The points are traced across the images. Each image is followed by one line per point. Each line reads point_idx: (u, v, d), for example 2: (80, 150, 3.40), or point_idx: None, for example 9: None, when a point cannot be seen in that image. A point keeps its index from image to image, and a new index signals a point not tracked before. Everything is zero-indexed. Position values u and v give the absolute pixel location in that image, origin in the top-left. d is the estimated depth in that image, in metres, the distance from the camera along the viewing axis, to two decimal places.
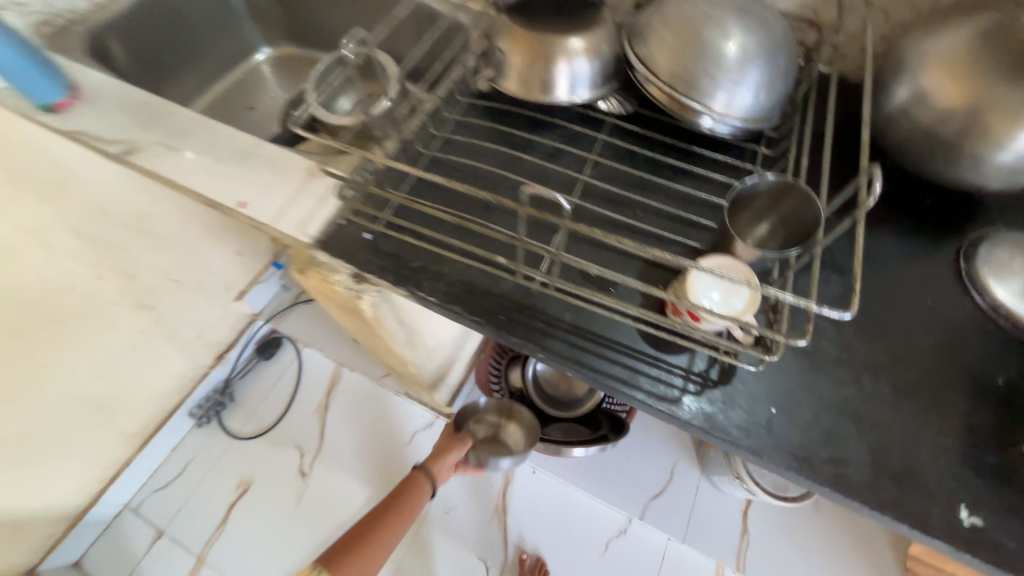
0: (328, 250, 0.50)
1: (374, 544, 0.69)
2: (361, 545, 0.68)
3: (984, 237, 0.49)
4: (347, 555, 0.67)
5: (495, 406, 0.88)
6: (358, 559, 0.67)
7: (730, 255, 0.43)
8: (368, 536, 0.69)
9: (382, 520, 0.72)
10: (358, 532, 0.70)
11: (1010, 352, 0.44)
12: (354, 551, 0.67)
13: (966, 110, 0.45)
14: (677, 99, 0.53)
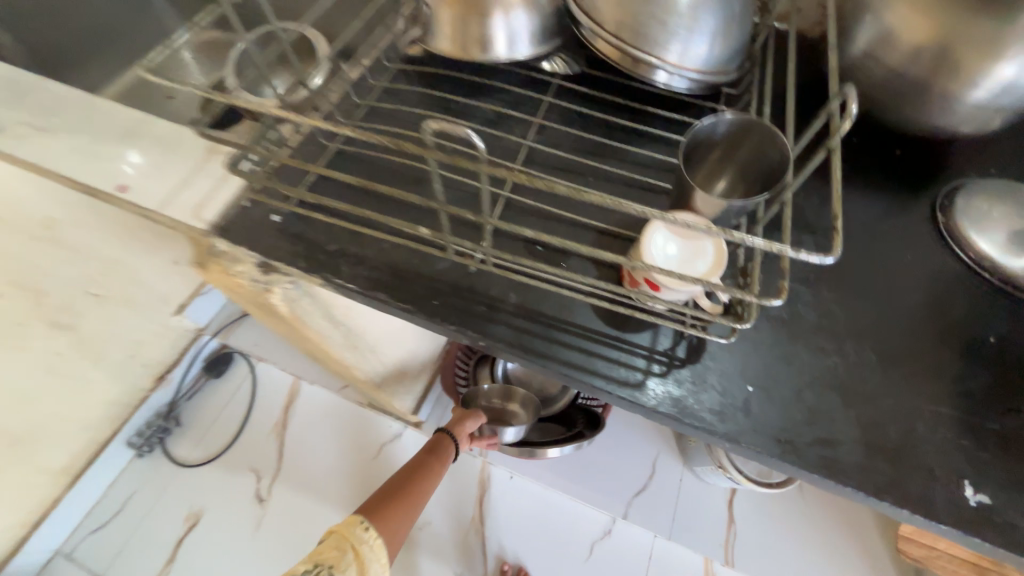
0: (229, 237, 0.42)
1: (413, 497, 0.63)
2: (402, 500, 0.61)
3: (959, 187, 0.46)
4: (388, 508, 0.60)
5: (499, 387, 0.84)
6: (401, 513, 0.60)
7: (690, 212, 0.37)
8: (411, 489, 0.63)
9: (416, 476, 0.65)
10: (393, 487, 0.62)
11: (999, 307, 0.40)
12: (393, 504, 0.60)
13: (936, 47, 0.41)
14: (628, 53, 0.48)
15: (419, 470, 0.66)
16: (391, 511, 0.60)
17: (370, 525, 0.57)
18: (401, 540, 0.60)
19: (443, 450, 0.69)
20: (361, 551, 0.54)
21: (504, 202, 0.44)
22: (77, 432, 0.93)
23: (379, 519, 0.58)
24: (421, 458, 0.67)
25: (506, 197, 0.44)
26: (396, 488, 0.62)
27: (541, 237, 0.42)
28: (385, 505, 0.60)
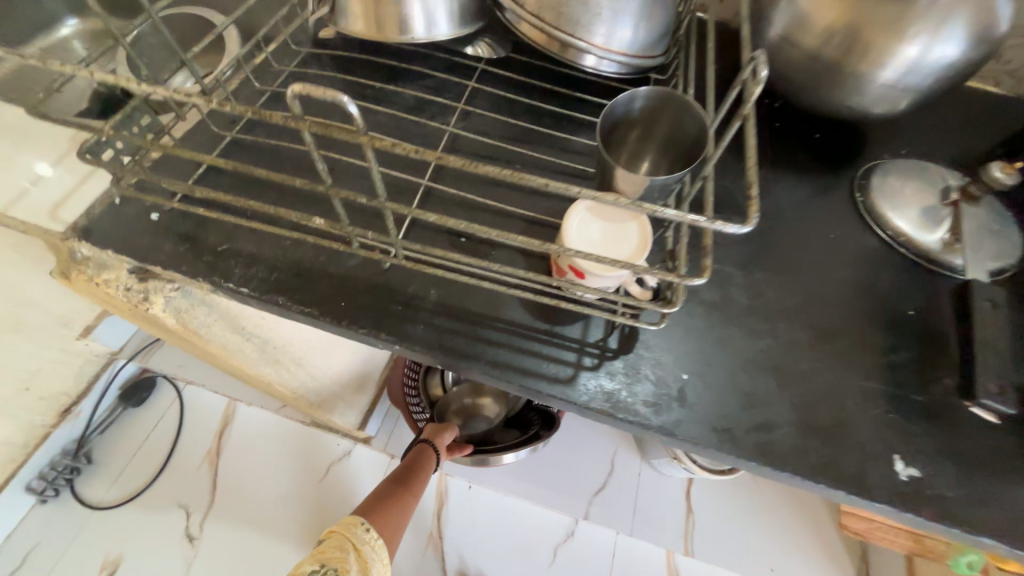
0: (96, 240, 0.36)
1: (406, 502, 0.60)
2: (395, 506, 0.59)
3: (876, 165, 0.47)
4: (382, 513, 0.58)
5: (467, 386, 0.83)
6: (395, 518, 0.58)
7: (612, 191, 0.35)
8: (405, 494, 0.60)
9: (408, 482, 0.62)
10: (385, 492, 0.60)
11: (919, 279, 0.41)
12: (387, 508, 0.59)
13: (845, 28, 0.42)
14: (554, 34, 0.45)
15: (409, 476, 0.62)
16: (386, 515, 0.58)
17: (366, 530, 0.55)
18: (397, 542, 0.58)
19: (431, 453, 0.66)
20: (363, 550, 0.53)
21: (423, 192, 0.41)
22: None
23: (375, 524, 0.56)
24: (409, 463, 0.64)
25: (425, 186, 0.40)
26: (389, 493, 0.60)
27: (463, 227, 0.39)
28: (379, 511, 0.58)
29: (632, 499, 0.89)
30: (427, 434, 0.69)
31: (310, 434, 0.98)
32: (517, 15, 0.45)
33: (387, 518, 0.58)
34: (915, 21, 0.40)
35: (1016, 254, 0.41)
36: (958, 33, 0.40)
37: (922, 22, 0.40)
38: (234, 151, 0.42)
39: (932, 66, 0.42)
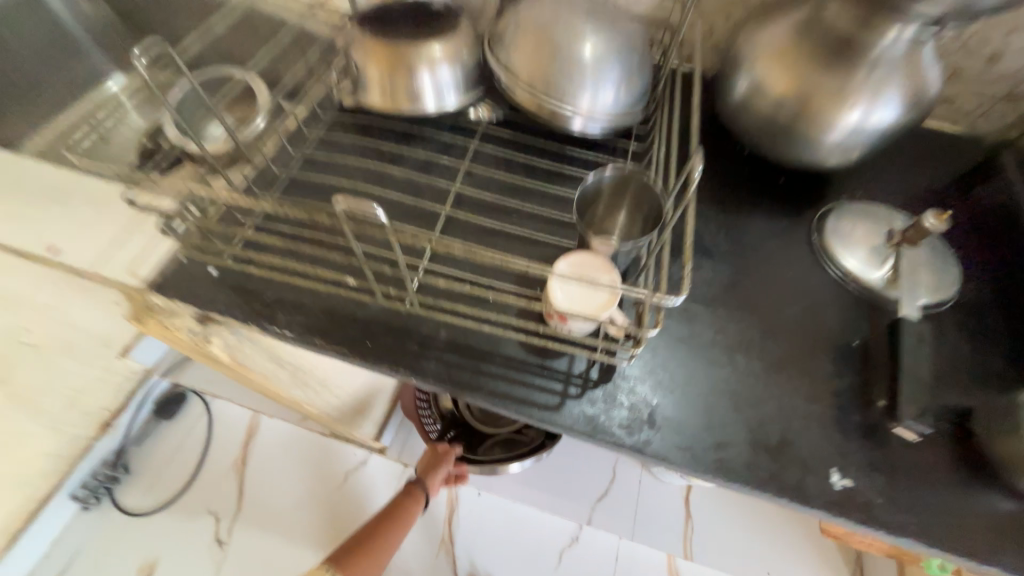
0: (166, 291, 0.44)
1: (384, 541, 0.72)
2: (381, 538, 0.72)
3: (832, 210, 0.53)
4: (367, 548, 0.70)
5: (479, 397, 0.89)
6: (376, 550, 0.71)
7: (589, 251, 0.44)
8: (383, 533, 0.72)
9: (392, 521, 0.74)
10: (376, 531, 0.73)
11: (863, 313, 0.47)
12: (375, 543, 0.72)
13: (796, 95, 0.48)
14: (546, 100, 0.53)
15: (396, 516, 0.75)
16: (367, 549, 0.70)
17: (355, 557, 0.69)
18: None
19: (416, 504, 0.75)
20: None
21: (434, 245, 0.48)
22: None
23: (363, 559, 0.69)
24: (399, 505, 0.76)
25: (435, 240, 0.48)
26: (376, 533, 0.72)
27: (468, 275, 0.46)
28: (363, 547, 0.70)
29: (636, 506, 0.93)
30: (421, 473, 0.78)
31: (330, 445, 1.05)
32: (511, 87, 0.52)
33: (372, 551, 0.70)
34: (850, 94, 0.47)
35: (950, 292, 0.48)
36: (892, 100, 0.47)
37: (856, 94, 0.47)
38: (275, 211, 0.50)
39: (874, 128, 0.48)
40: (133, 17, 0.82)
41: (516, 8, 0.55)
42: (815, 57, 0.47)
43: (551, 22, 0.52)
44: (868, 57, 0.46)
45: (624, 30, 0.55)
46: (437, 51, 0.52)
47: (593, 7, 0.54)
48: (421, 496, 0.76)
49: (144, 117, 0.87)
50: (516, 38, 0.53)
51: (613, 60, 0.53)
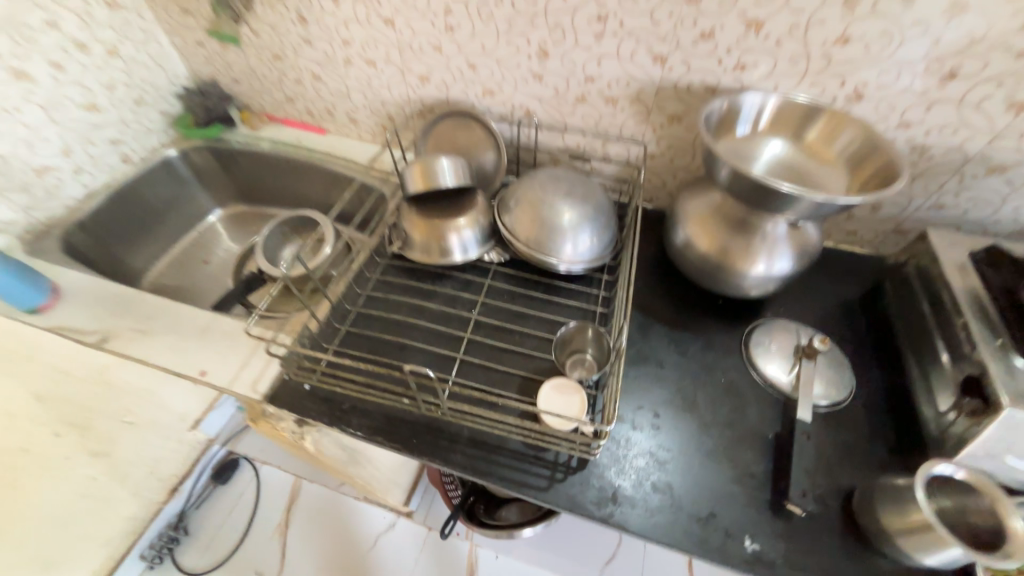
0: (275, 402, 0.64)
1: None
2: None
3: (755, 326, 0.72)
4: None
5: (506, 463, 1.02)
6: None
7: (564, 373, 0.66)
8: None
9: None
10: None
11: (777, 412, 0.64)
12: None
13: (716, 249, 0.69)
14: (540, 252, 0.75)
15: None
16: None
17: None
18: None
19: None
20: None
21: (459, 362, 0.68)
22: (99, 551, 1.02)
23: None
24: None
25: (460, 359, 0.68)
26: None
27: (482, 386, 0.65)
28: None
29: (638, 569, 1.05)
30: None
31: (363, 510, 1.20)
32: (514, 245, 0.75)
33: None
34: (752, 253, 0.67)
35: (845, 395, 0.64)
36: (785, 255, 0.67)
37: (756, 254, 0.67)
38: (347, 338, 0.71)
39: (778, 274, 0.68)
40: (234, 169, 1.09)
41: (517, 187, 0.78)
42: (724, 227, 0.69)
43: (541, 199, 0.75)
44: (761, 229, 0.66)
45: (595, 199, 0.76)
46: (462, 223, 0.76)
47: (571, 185, 0.77)
48: None
49: (235, 240, 1.13)
50: (516, 210, 0.76)
51: (587, 222, 0.75)
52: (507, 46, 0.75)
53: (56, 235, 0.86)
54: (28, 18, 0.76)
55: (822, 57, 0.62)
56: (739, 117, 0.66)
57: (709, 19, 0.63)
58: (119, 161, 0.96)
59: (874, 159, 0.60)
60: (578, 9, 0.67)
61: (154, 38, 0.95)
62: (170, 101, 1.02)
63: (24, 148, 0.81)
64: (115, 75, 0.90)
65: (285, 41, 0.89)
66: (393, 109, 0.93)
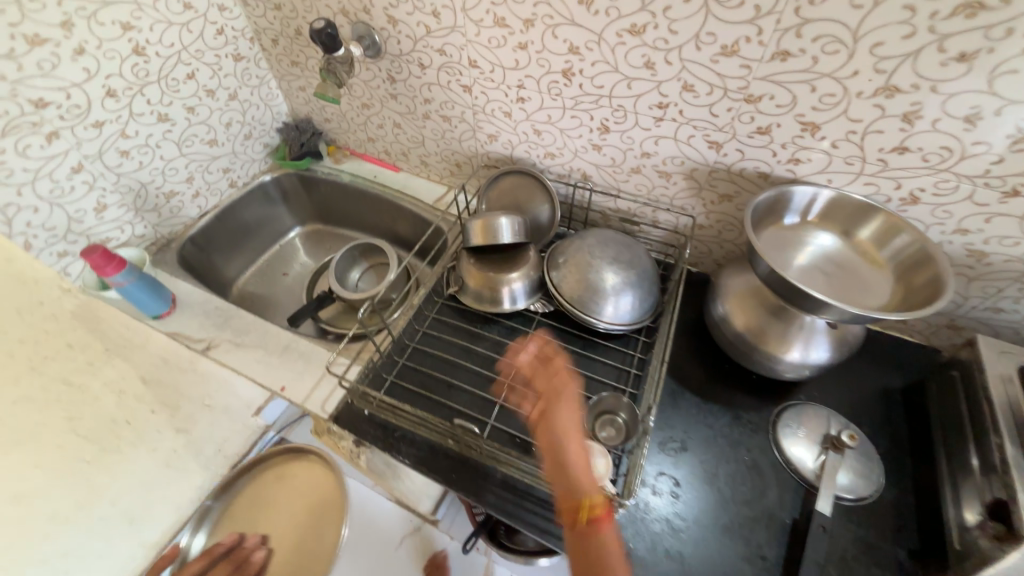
0: (338, 422, 0.74)
1: (577, 486, 0.57)
2: (558, 475, 0.59)
3: (785, 408, 0.74)
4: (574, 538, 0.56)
5: None
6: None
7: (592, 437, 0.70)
8: (592, 535, 0.55)
9: (563, 429, 0.62)
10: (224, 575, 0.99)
11: (798, 499, 0.66)
12: (198, 528, 1.07)
13: (750, 328, 0.74)
14: (581, 309, 0.80)
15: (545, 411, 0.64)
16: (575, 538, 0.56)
17: (257, 553, 1.05)
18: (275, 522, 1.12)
19: (255, 556, 1.04)
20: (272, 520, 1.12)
21: (498, 406, 0.76)
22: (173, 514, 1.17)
23: (201, 532, 1.08)
24: (548, 441, 0.61)
25: (499, 404, 0.75)
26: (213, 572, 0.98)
27: (517, 432, 0.73)
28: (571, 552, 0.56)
29: None
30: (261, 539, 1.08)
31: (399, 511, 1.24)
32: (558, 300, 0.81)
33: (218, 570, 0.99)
34: (787, 339, 0.71)
35: (870, 492, 0.66)
36: (822, 346, 0.70)
37: (792, 341, 0.71)
38: (403, 371, 0.80)
39: (814, 362, 0.70)
40: (316, 194, 1.23)
41: (566, 246, 0.85)
42: (762, 309, 0.73)
43: (588, 261, 0.81)
44: (798, 319, 0.70)
45: (638, 266, 0.82)
46: (513, 275, 0.84)
47: (617, 250, 0.83)
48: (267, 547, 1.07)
49: (310, 256, 1.27)
50: (564, 267, 0.83)
51: (629, 285, 0.80)
52: (571, 119, 0.81)
53: (174, 247, 1.02)
54: (175, 72, 0.91)
55: (877, 162, 0.64)
56: (788, 208, 0.69)
57: (767, 117, 0.66)
58: (227, 185, 1.12)
59: (923, 270, 0.61)
60: (641, 96, 0.72)
61: (266, 82, 1.09)
62: (273, 134, 1.17)
63: (159, 176, 0.97)
64: (233, 115, 1.06)
65: (374, 94, 0.99)
66: (461, 158, 1.03)
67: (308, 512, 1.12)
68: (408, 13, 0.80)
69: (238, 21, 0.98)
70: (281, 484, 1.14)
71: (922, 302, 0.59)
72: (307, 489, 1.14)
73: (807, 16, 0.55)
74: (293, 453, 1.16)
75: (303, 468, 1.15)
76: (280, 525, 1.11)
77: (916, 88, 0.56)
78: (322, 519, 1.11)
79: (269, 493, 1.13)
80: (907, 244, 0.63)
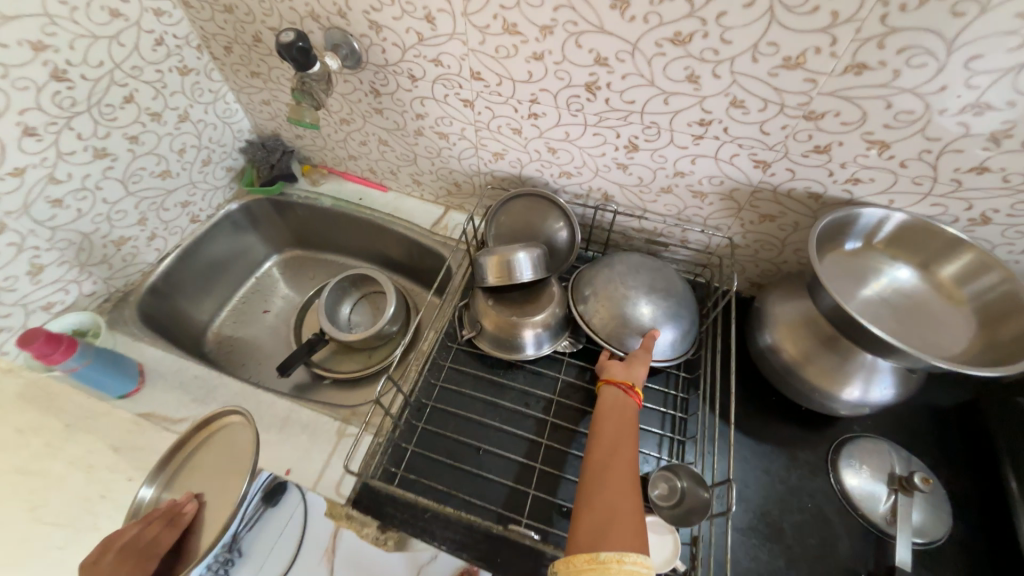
0: (359, 507, 0.65)
1: (622, 431, 0.60)
2: (605, 417, 0.62)
3: (840, 444, 0.70)
4: (594, 472, 0.56)
5: None
6: (604, 535, 0.49)
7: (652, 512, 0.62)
8: (617, 473, 0.55)
9: (631, 380, 0.65)
10: (144, 539, 0.61)
11: (869, 548, 0.62)
12: (157, 473, 0.68)
13: (805, 363, 0.68)
14: (618, 347, 0.70)
15: (627, 359, 0.67)
16: (599, 471, 0.56)
17: (189, 505, 0.65)
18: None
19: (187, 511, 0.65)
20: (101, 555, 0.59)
21: (537, 472, 0.68)
22: None
23: (156, 483, 0.68)
24: (612, 381, 0.65)
25: (538, 470, 0.68)
26: (144, 539, 0.61)
27: (563, 500, 0.66)
28: (586, 480, 0.56)
29: None
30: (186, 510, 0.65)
31: None
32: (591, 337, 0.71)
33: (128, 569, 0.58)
34: (846, 376, 0.65)
35: (942, 534, 0.62)
36: (885, 383, 0.64)
37: (850, 378, 0.65)
38: (423, 437, 0.71)
39: (875, 400, 0.65)
40: (292, 218, 1.07)
41: (595, 271, 0.76)
42: (818, 342, 0.67)
43: (623, 292, 0.72)
44: (858, 356, 0.64)
45: (676, 294, 0.74)
46: (535, 316, 0.74)
47: (652, 278, 0.74)
48: (188, 501, 0.66)
49: (290, 286, 1.11)
50: (595, 300, 0.73)
51: (669, 318, 0.71)
52: (593, 137, 0.71)
53: (134, 301, 0.88)
54: (109, 97, 0.75)
55: (950, 182, 0.57)
56: (852, 232, 0.62)
57: (828, 136, 0.58)
58: (188, 222, 0.97)
59: (1012, 320, 0.55)
60: (679, 113, 0.63)
61: (221, 97, 0.93)
62: (235, 156, 1.02)
63: (104, 223, 0.81)
64: (187, 139, 0.90)
65: (355, 109, 0.86)
66: (461, 177, 0.91)
67: (238, 479, 0.67)
68: (394, 18, 0.67)
69: (180, 26, 0.81)
70: (206, 450, 0.70)
71: (1001, 359, 0.53)
72: (232, 456, 0.69)
73: (895, 24, 0.46)
74: (219, 417, 0.71)
75: (233, 429, 0.71)
76: (212, 467, 0.69)
77: (1011, 104, 0.48)
78: (238, 459, 0.68)
79: (201, 458, 0.70)
80: (997, 284, 0.56)
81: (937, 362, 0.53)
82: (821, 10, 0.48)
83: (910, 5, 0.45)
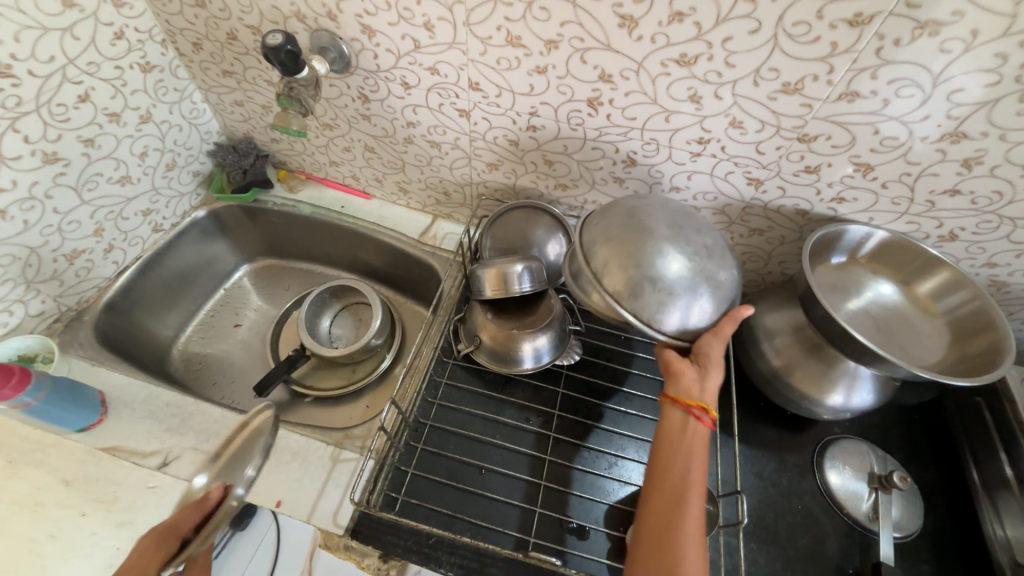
0: (359, 537, 0.62)
1: (688, 478, 0.53)
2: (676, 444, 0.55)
3: (824, 446, 0.74)
4: (652, 532, 0.51)
5: None
6: None
7: None
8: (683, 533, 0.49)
9: (704, 401, 0.57)
10: (173, 521, 0.57)
11: (855, 546, 0.66)
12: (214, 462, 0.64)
13: (794, 372, 0.71)
14: (688, 341, 0.59)
15: (702, 365, 0.58)
16: (659, 533, 0.50)
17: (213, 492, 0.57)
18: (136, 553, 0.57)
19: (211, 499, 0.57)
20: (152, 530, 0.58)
21: (542, 489, 0.68)
22: None
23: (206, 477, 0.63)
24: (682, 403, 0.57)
25: (543, 487, 0.67)
26: (172, 521, 0.57)
27: (569, 515, 0.66)
28: (642, 540, 0.51)
29: None
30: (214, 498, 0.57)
31: None
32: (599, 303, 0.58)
33: (151, 552, 0.55)
34: (831, 383, 0.69)
35: (916, 526, 0.67)
36: (865, 389, 0.68)
37: (834, 384, 0.69)
38: (423, 459, 0.69)
39: (856, 405, 0.69)
40: (266, 225, 1.00)
41: (610, 215, 0.62)
42: (805, 351, 0.70)
43: (644, 245, 0.58)
44: (843, 364, 0.68)
45: (713, 249, 0.60)
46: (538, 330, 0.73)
47: (682, 227, 0.61)
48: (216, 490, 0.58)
49: (263, 298, 1.04)
50: (644, 273, 0.57)
51: (726, 288, 0.59)
52: (592, 151, 0.71)
53: (89, 321, 0.80)
54: (60, 95, 0.67)
55: (925, 203, 0.62)
56: (839, 247, 0.66)
57: (819, 157, 0.61)
58: (150, 231, 0.89)
59: (981, 336, 0.60)
60: (679, 131, 0.64)
61: (187, 96, 0.86)
62: (202, 159, 0.94)
63: (55, 235, 0.73)
64: (149, 141, 0.82)
65: (340, 114, 0.81)
66: (452, 187, 0.89)
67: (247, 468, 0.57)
68: (390, 23, 0.64)
69: (143, 19, 0.74)
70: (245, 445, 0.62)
71: (971, 369, 0.58)
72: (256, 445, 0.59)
73: (889, 57, 0.49)
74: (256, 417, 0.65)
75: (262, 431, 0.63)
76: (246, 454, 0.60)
77: (984, 135, 0.53)
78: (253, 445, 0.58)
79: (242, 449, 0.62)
80: (965, 299, 0.61)
81: (917, 372, 0.56)
82: (822, 40, 0.50)
83: (903, 41, 0.48)
